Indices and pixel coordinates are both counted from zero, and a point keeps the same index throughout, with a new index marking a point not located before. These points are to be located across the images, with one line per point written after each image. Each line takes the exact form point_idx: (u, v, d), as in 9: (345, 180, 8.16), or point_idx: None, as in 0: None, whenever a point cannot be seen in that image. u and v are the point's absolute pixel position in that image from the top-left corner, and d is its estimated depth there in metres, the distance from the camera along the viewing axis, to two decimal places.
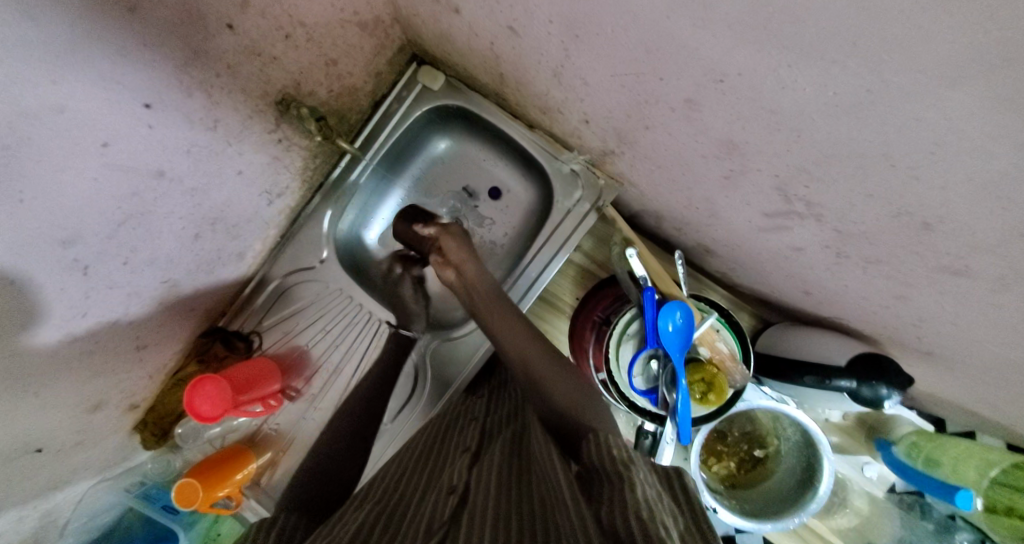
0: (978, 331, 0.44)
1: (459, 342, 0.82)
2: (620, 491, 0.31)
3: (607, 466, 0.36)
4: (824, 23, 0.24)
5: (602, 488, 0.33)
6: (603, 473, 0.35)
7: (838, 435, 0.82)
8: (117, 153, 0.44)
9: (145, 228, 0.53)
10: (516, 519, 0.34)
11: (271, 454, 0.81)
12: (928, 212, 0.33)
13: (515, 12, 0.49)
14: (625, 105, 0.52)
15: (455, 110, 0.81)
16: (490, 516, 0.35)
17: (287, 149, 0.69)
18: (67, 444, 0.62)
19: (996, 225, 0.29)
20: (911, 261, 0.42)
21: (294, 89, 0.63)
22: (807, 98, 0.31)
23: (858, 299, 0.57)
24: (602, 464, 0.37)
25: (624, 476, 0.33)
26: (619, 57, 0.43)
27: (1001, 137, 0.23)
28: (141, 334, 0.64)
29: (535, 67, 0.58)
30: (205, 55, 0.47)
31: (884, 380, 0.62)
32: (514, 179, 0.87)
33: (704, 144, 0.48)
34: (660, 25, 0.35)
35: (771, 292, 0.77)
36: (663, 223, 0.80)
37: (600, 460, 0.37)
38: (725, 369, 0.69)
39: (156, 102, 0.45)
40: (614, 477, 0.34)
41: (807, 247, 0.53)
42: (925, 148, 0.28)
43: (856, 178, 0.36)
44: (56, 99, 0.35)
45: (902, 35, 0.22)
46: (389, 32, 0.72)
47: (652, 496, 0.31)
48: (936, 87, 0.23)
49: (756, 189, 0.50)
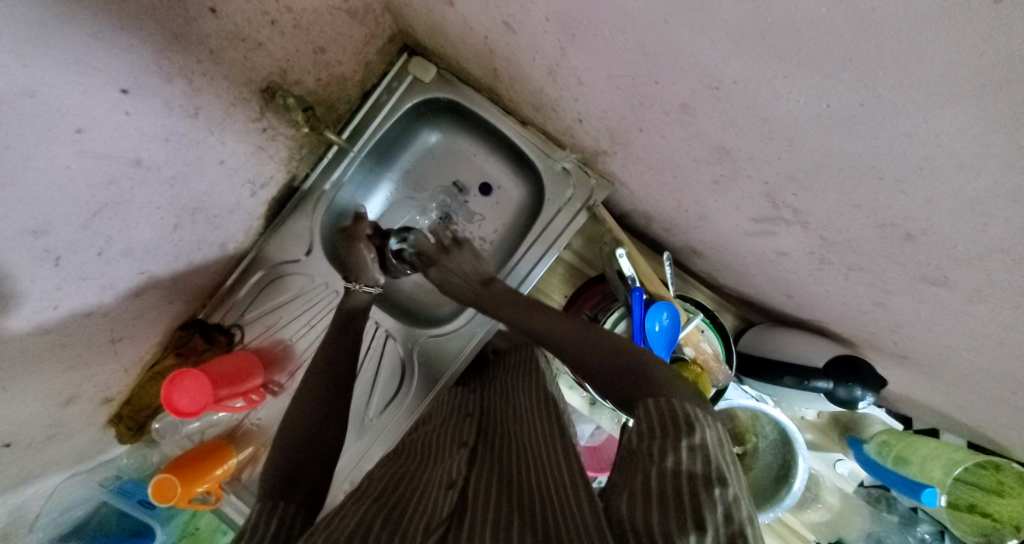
0: (949, 337, 0.46)
1: (446, 338, 0.81)
2: (671, 467, 0.33)
3: (657, 435, 0.36)
4: (819, 36, 0.25)
5: (649, 459, 0.35)
6: (657, 435, 0.36)
7: (812, 432, 0.85)
8: (91, 141, 0.42)
9: (121, 218, 0.51)
10: (535, 514, 0.35)
11: (251, 449, 0.80)
12: (910, 224, 0.34)
13: (512, 7, 0.48)
14: (619, 106, 0.52)
15: (446, 102, 0.80)
16: (497, 514, 0.35)
17: (272, 138, 0.66)
18: (36, 440, 0.60)
19: (975, 239, 0.30)
20: (890, 270, 0.43)
21: (281, 77, 0.61)
22: (799, 108, 0.32)
23: (838, 303, 0.59)
24: (653, 426, 0.37)
25: (675, 452, 0.34)
26: (615, 58, 0.43)
27: (991, 156, 0.23)
28: (116, 326, 0.62)
29: (530, 64, 0.57)
30: (188, 39, 0.45)
31: (858, 382, 0.63)
32: (505, 175, 0.86)
33: (696, 148, 0.48)
34: (657, 29, 0.35)
35: (755, 294, 0.78)
36: (651, 223, 0.81)
37: (651, 428, 0.37)
38: (709, 369, 0.70)
39: (135, 88, 0.43)
40: (664, 449, 0.34)
41: (792, 251, 0.54)
42: (912, 163, 0.28)
43: (844, 189, 0.37)
44: (24, 83, 0.33)
45: (896, 53, 0.22)
46: (380, 21, 0.70)
47: (705, 461, 0.33)
48: (929, 105, 0.23)
49: (744, 194, 0.50)
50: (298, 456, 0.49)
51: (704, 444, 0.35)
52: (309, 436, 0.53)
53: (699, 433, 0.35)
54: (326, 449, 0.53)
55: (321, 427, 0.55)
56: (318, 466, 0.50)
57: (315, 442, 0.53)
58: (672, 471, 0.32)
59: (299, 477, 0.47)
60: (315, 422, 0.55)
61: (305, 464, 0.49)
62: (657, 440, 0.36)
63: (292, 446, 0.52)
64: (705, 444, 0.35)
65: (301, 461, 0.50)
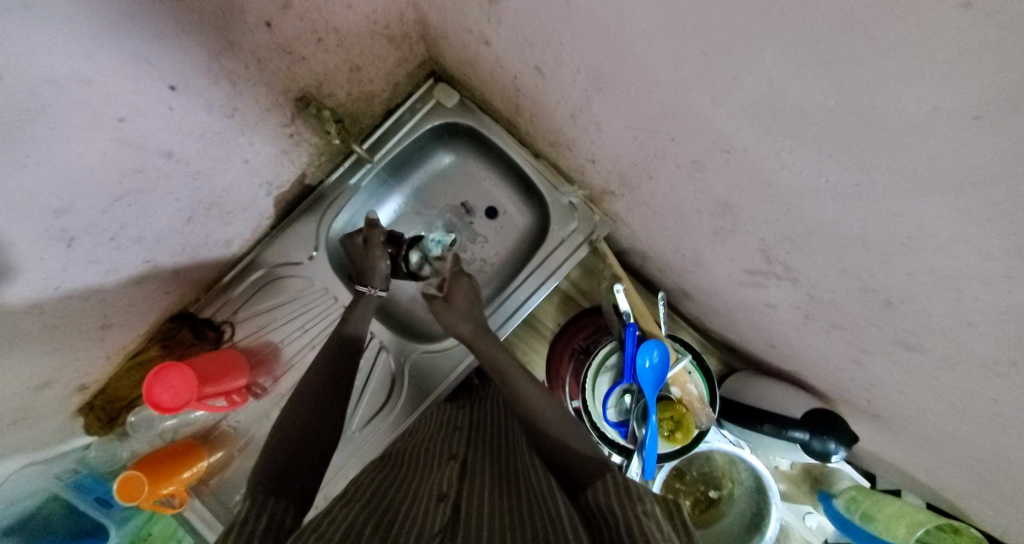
0: (920, 401, 0.49)
1: (438, 355, 0.82)
2: (629, 531, 0.32)
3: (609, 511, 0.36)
4: (828, 122, 0.28)
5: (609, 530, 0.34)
6: (609, 506, 0.36)
7: (785, 483, 0.89)
8: (130, 130, 0.43)
9: (140, 206, 0.52)
10: (525, 535, 0.35)
11: (223, 453, 0.78)
12: (891, 292, 0.38)
13: (545, 56, 0.52)
14: (634, 155, 0.56)
15: (465, 128, 0.83)
16: (488, 531, 0.35)
17: (296, 144, 0.68)
18: (5, 422, 0.57)
19: (948, 311, 0.34)
20: (870, 332, 0.46)
21: (316, 90, 0.63)
22: (802, 179, 0.35)
23: (818, 358, 0.62)
24: (606, 496, 0.38)
25: (626, 519, 0.34)
26: (637, 113, 0.47)
27: (966, 241, 0.27)
28: (109, 312, 0.61)
29: (553, 106, 0.61)
30: (239, 47, 0.48)
31: (833, 435, 0.65)
32: (512, 202, 0.89)
33: (702, 201, 0.52)
34: (681, 95, 0.39)
35: (739, 341, 0.81)
36: (647, 263, 0.84)
37: (601, 503, 0.37)
38: (693, 410, 0.72)
39: (181, 85, 0.45)
40: (617, 520, 0.34)
41: (779, 304, 0.58)
42: (897, 239, 0.32)
43: (834, 254, 0.40)
44: (84, 71, 0.35)
45: (893, 146, 0.25)
46: (414, 48, 0.73)
47: (659, 526, 0.33)
48: (917, 193, 0.27)
49: (741, 247, 0.54)
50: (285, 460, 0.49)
51: (654, 514, 0.34)
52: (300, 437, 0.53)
53: (648, 505, 0.35)
54: (317, 450, 0.53)
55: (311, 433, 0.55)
56: (310, 462, 0.50)
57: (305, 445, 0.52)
58: (625, 536, 0.32)
59: (288, 474, 0.46)
60: (315, 420, 0.55)
61: (292, 461, 0.49)
62: (611, 509, 0.36)
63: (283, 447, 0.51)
64: (655, 512, 0.35)
65: (291, 458, 0.49)
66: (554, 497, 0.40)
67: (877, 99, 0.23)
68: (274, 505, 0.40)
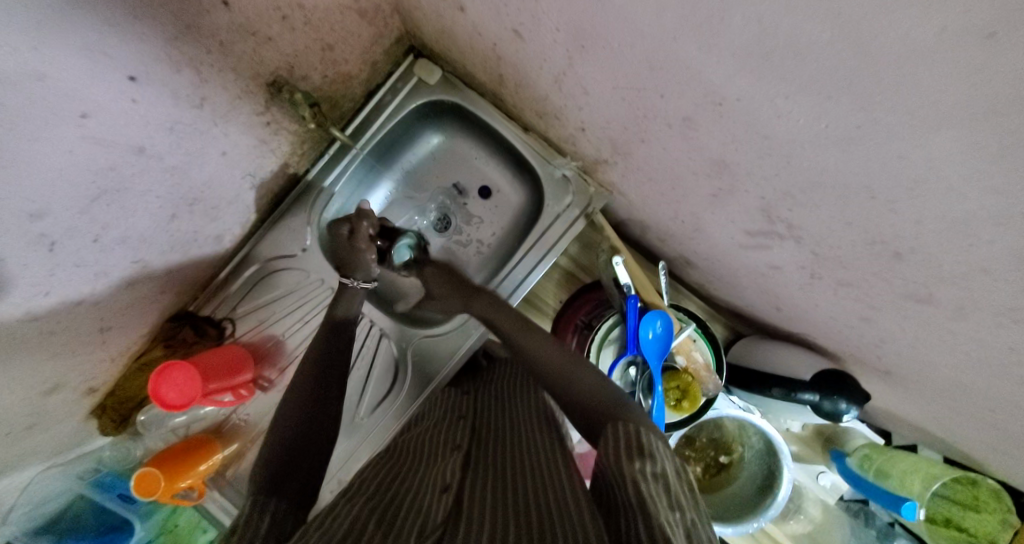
0: (932, 354, 0.47)
1: (439, 339, 0.81)
2: (633, 488, 0.33)
3: (616, 462, 0.36)
4: (823, 60, 0.26)
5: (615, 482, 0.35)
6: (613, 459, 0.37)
7: (797, 445, 0.88)
8: (96, 125, 0.42)
9: (120, 205, 0.51)
10: (533, 512, 0.35)
11: (237, 446, 0.79)
12: (899, 242, 0.36)
13: (522, 16, 0.49)
14: (623, 117, 0.53)
15: (450, 105, 0.80)
16: (494, 515, 0.35)
17: (275, 132, 0.67)
18: (15, 429, 0.58)
19: (960, 259, 0.32)
20: (878, 286, 0.44)
21: (288, 72, 0.61)
22: (800, 127, 0.33)
23: (826, 317, 0.60)
24: (612, 452, 0.38)
25: (634, 473, 0.34)
26: (622, 71, 0.45)
27: (976, 180, 0.24)
28: (106, 315, 0.61)
29: (536, 71, 0.59)
30: (199, 30, 0.46)
31: (844, 395, 0.64)
32: (505, 179, 0.87)
33: (697, 160, 0.50)
34: (666, 45, 0.36)
35: (746, 306, 0.80)
36: (647, 232, 0.82)
37: (611, 456, 0.37)
38: (699, 378, 0.72)
39: (142, 75, 0.43)
40: (622, 474, 0.35)
41: (784, 265, 0.56)
42: (902, 184, 0.30)
43: (838, 206, 0.38)
44: (34, 65, 0.33)
45: (896, 79, 0.23)
46: (389, 22, 0.70)
47: (664, 485, 0.34)
48: (923, 129, 0.24)
49: (740, 207, 0.52)
50: (287, 450, 0.49)
51: (662, 474, 0.35)
52: (306, 427, 0.53)
53: (655, 464, 0.35)
54: (321, 442, 0.53)
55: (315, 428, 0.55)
56: (311, 458, 0.50)
57: (310, 436, 0.53)
58: (633, 490, 0.32)
59: (292, 471, 0.46)
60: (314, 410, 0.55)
61: (291, 458, 0.49)
62: (616, 460, 0.36)
63: (288, 437, 0.51)
64: (664, 471, 0.35)
65: (295, 451, 0.50)
66: (563, 474, 0.41)
67: (878, 28, 0.21)
68: (274, 501, 0.41)
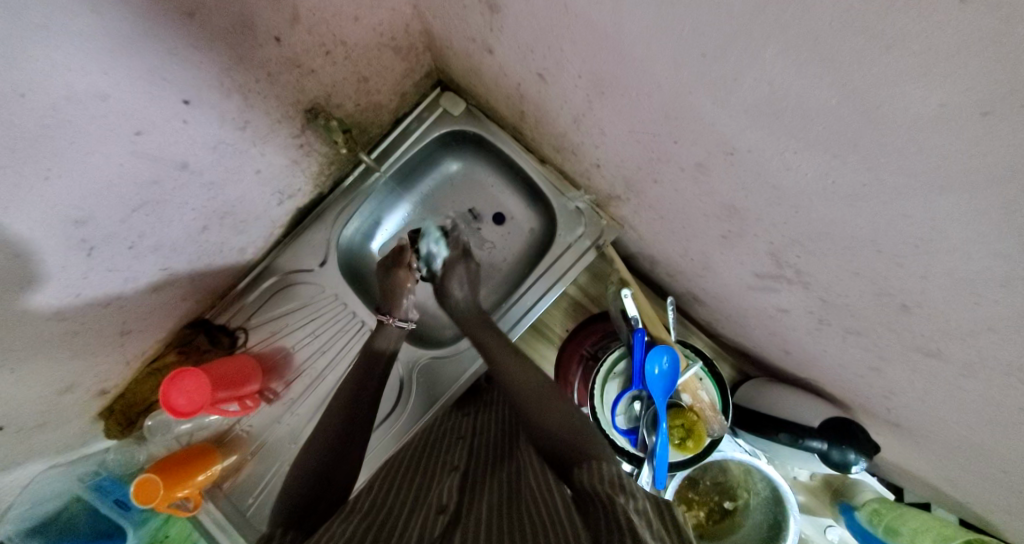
0: (942, 409, 0.47)
1: (445, 361, 0.82)
2: (614, 511, 0.33)
3: (599, 490, 0.36)
4: (830, 123, 0.28)
5: (594, 509, 0.35)
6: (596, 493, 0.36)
7: (804, 494, 0.85)
8: (147, 142, 0.45)
9: (158, 215, 0.54)
10: (521, 525, 0.35)
11: (237, 456, 0.79)
12: (906, 295, 0.36)
13: (547, 61, 0.52)
14: (637, 157, 0.56)
15: (471, 136, 0.84)
16: (482, 531, 0.36)
17: (306, 154, 0.70)
18: (27, 426, 0.59)
19: (965, 316, 0.33)
20: (887, 337, 0.45)
21: (325, 100, 0.65)
22: (808, 181, 0.35)
23: (834, 364, 0.60)
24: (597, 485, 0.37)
25: (617, 501, 0.34)
26: (639, 117, 0.47)
27: (979, 243, 0.25)
28: (127, 319, 0.63)
29: (557, 111, 0.62)
30: (249, 63, 0.50)
31: (853, 445, 0.63)
32: (519, 207, 0.89)
33: (708, 204, 0.51)
34: (681, 98, 0.39)
35: (754, 347, 0.79)
36: (657, 267, 0.84)
37: (593, 484, 0.38)
38: (705, 418, 0.71)
39: (195, 99, 0.47)
40: (606, 500, 0.35)
41: (792, 309, 0.56)
42: (908, 241, 0.31)
43: (845, 256, 0.39)
44: (103, 88, 0.37)
45: (901, 145, 0.24)
46: (420, 59, 0.74)
47: (642, 517, 0.33)
48: (926, 191, 0.26)
49: (750, 250, 0.53)
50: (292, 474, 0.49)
51: (640, 507, 0.34)
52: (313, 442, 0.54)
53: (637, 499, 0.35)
54: (322, 457, 0.54)
55: (318, 444, 0.56)
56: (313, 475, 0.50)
57: (315, 453, 0.54)
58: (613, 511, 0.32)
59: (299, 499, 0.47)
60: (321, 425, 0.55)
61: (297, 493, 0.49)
62: (597, 495, 0.36)
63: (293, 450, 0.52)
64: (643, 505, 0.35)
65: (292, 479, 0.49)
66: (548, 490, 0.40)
67: (881, 97, 0.23)
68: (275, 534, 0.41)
